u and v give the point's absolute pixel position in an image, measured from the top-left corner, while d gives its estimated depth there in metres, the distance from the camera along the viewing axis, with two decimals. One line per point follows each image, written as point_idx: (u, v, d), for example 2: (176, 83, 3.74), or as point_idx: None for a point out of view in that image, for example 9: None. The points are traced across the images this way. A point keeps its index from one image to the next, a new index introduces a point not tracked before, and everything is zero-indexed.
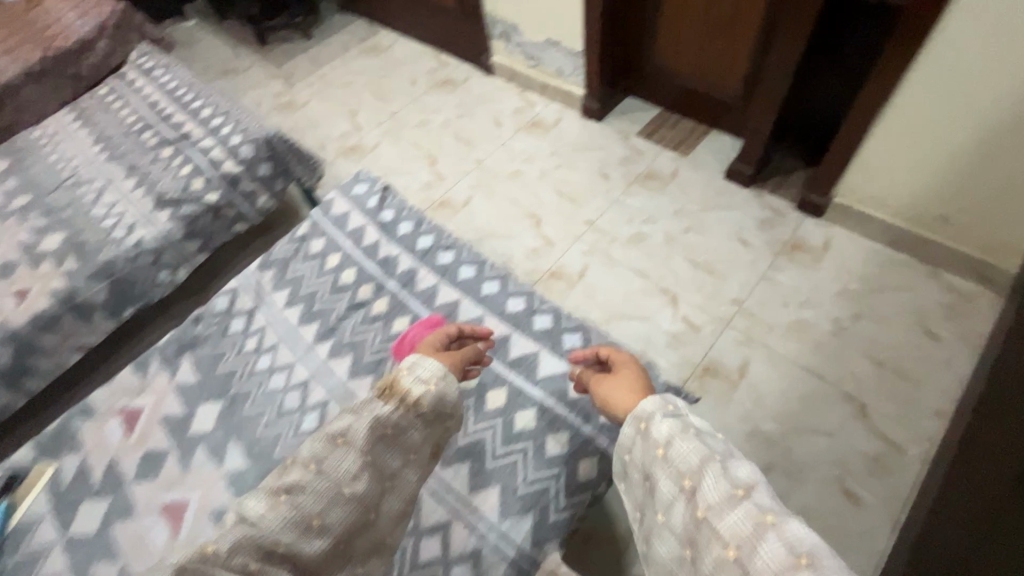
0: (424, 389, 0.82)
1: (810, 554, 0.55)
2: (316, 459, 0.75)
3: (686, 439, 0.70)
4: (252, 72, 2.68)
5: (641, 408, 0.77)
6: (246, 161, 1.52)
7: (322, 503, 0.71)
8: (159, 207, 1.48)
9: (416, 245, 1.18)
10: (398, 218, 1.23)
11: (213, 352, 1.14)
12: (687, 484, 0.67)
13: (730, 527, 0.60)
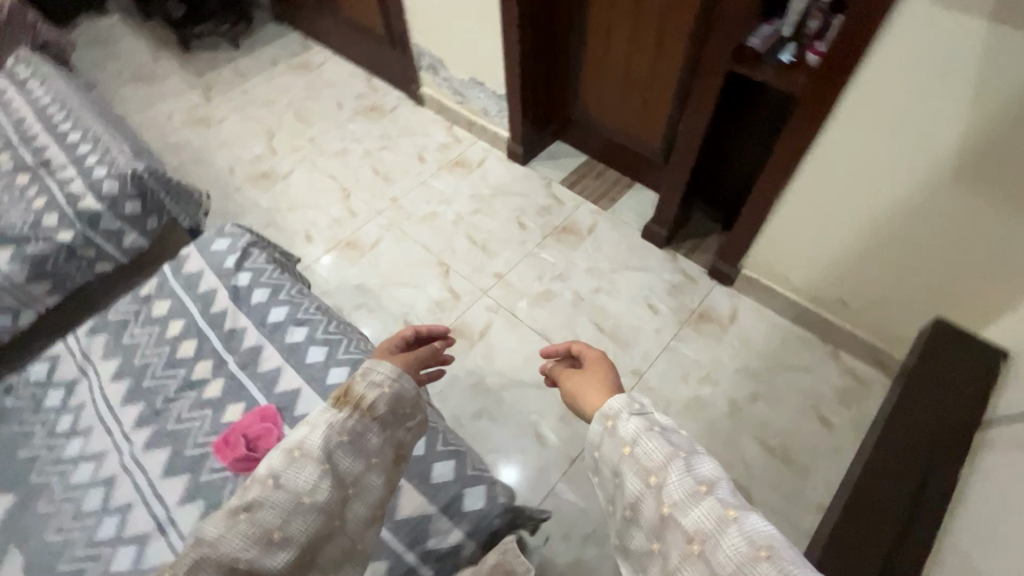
0: (379, 391, 0.81)
1: (770, 547, 0.54)
2: (274, 474, 0.72)
3: (653, 435, 0.64)
4: (168, 79, 2.50)
5: (607, 406, 0.70)
6: (108, 197, 1.38)
7: (284, 514, 0.69)
8: (2, 244, 1.31)
9: (267, 317, 1.07)
10: (254, 285, 1.12)
11: (17, 430, 0.99)
12: (651, 481, 0.62)
13: (695, 523, 0.57)
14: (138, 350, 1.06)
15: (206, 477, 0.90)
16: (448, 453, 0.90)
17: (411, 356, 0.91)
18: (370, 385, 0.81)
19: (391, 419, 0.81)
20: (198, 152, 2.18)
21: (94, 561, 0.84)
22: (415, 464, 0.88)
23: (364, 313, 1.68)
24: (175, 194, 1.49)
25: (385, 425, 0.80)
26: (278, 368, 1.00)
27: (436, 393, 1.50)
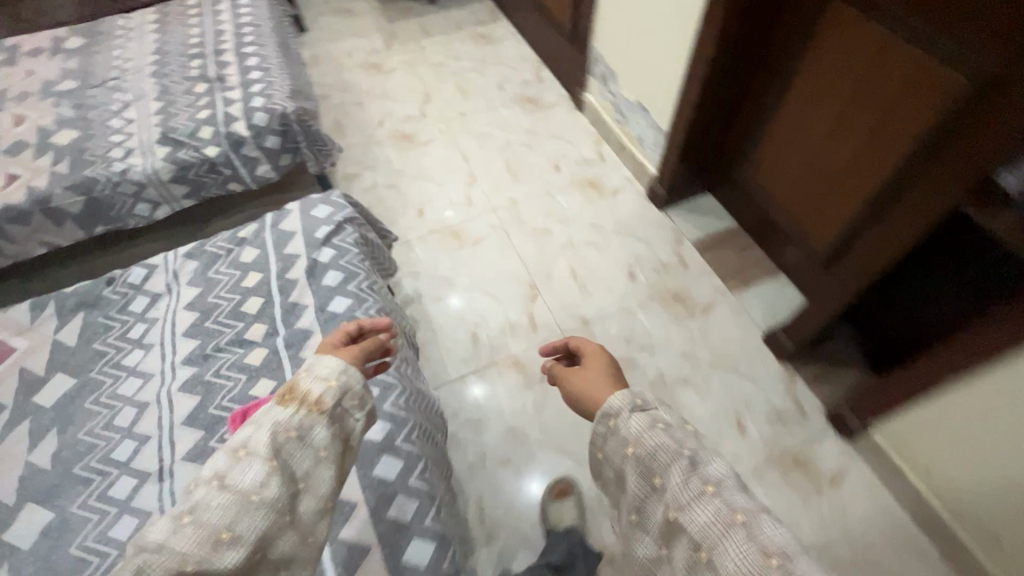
0: (325, 387, 0.76)
1: (782, 557, 0.49)
2: (220, 471, 0.66)
3: (655, 430, 0.61)
4: (363, 18, 2.62)
5: (609, 404, 0.67)
6: (255, 127, 1.45)
7: (229, 514, 0.63)
8: (163, 141, 1.45)
9: (327, 303, 1.04)
10: (331, 266, 1.10)
11: (102, 322, 1.09)
12: (655, 482, 0.59)
13: (701, 527, 0.53)
14: (215, 289, 1.10)
15: (214, 443, 0.91)
16: (432, 535, 0.81)
17: (357, 346, 0.86)
18: (315, 381, 0.76)
19: (338, 413, 0.76)
20: (360, 96, 2.26)
21: (101, 476, 0.90)
22: (394, 529, 0.81)
23: (440, 308, 1.63)
24: (312, 139, 1.54)
25: (334, 421, 0.76)
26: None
27: (474, 421, 1.42)
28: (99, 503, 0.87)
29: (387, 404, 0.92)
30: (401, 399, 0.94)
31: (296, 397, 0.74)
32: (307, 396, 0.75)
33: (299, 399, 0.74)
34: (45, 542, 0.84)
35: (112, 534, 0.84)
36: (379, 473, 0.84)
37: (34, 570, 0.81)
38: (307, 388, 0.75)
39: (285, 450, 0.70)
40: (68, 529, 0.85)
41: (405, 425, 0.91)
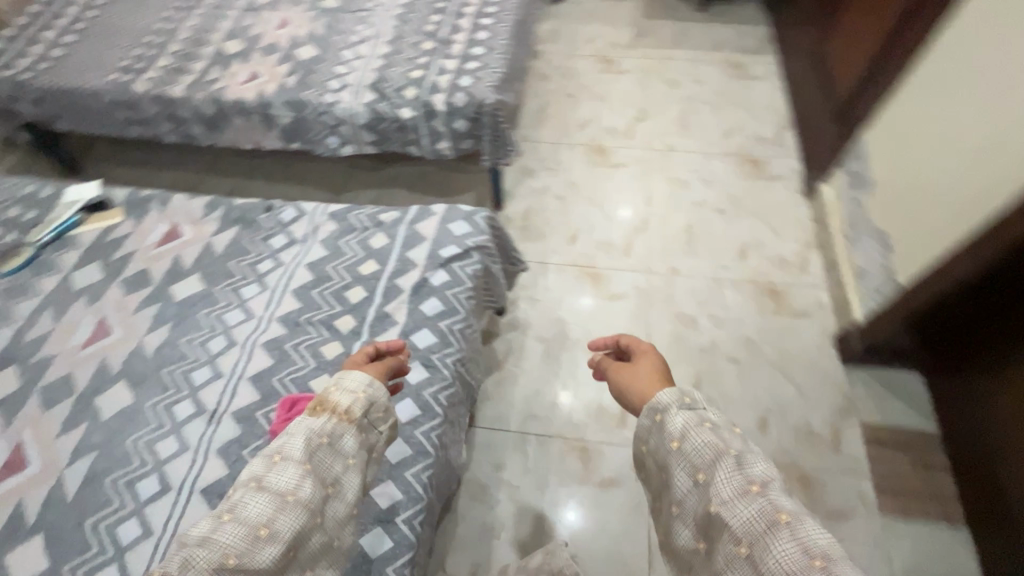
0: (354, 396, 0.77)
1: (825, 557, 0.51)
2: (257, 474, 0.68)
3: (703, 431, 0.62)
4: (621, 7, 2.44)
5: (657, 399, 0.67)
6: (451, 105, 1.43)
7: (268, 509, 0.65)
8: (373, 87, 1.51)
9: (413, 331, 0.99)
10: (436, 292, 1.04)
11: (245, 245, 1.19)
12: (699, 479, 0.60)
13: (746, 526, 0.55)
14: (336, 261, 1.12)
15: (260, 415, 0.94)
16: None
17: (383, 362, 0.86)
18: (344, 394, 0.77)
19: (365, 424, 0.78)
20: (578, 90, 2.14)
21: (175, 388, 0.99)
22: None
23: (540, 349, 1.52)
24: (498, 134, 1.48)
25: (360, 431, 0.77)
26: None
27: (511, 486, 1.31)
28: (161, 412, 0.96)
29: (409, 474, 0.86)
30: (425, 474, 0.86)
31: (325, 410, 0.75)
32: (339, 408, 0.75)
33: (330, 412, 0.75)
34: (115, 422, 0.96)
35: (156, 447, 0.93)
36: (364, 544, 0.80)
37: (98, 442, 0.94)
38: (339, 399, 0.76)
39: (315, 456, 0.71)
40: (133, 421, 0.96)
41: (413, 506, 0.83)
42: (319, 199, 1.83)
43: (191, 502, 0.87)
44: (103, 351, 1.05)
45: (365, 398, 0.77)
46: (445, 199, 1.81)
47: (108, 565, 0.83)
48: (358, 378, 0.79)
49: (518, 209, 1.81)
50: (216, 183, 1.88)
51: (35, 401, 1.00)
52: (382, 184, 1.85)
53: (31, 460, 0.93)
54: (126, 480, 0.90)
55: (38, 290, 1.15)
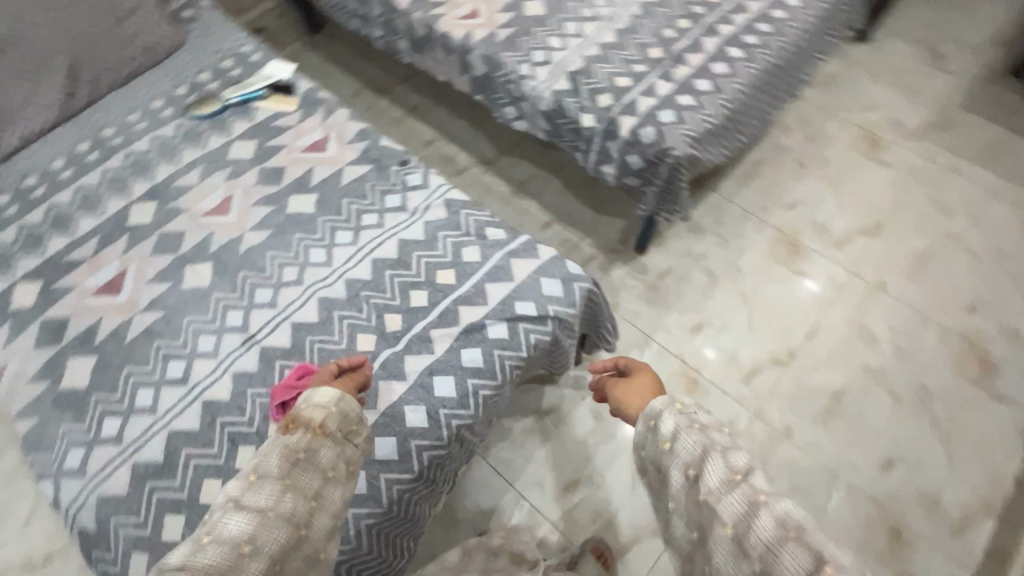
0: (326, 409, 0.70)
1: (797, 527, 0.57)
2: (233, 493, 0.61)
3: (693, 431, 0.69)
4: (932, 81, 1.87)
5: (652, 406, 0.74)
6: (634, 136, 1.23)
7: (248, 527, 0.58)
8: (571, 77, 1.35)
9: (438, 375, 0.91)
10: (485, 343, 0.93)
11: (363, 189, 1.19)
12: (690, 474, 0.66)
13: (731, 511, 0.61)
14: (423, 252, 1.07)
15: (279, 364, 0.96)
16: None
17: (347, 378, 0.81)
18: (315, 409, 0.71)
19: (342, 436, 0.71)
20: (813, 160, 1.73)
21: (240, 294, 1.06)
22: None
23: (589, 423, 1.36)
24: (668, 188, 1.27)
25: (339, 441, 0.70)
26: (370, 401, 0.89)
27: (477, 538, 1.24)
28: (220, 309, 1.04)
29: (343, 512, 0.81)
30: (363, 521, 0.81)
31: (297, 425, 0.68)
32: (310, 423, 0.69)
33: (302, 427, 0.68)
34: (187, 296, 1.07)
35: (199, 339, 1.01)
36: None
37: (167, 306, 1.06)
38: (312, 413, 0.70)
39: (294, 470, 0.64)
40: (198, 304, 1.06)
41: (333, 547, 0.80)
42: (478, 154, 1.78)
43: (190, 405, 0.94)
44: (214, 227, 1.16)
45: (335, 406, 0.71)
46: (591, 215, 1.64)
47: (117, 415, 0.95)
48: (325, 392, 0.73)
49: (659, 264, 1.57)
50: (405, 95, 1.92)
51: (151, 242, 1.14)
52: (541, 169, 1.73)
53: (122, 290, 1.09)
54: (167, 351, 1.00)
55: (204, 144, 1.28)
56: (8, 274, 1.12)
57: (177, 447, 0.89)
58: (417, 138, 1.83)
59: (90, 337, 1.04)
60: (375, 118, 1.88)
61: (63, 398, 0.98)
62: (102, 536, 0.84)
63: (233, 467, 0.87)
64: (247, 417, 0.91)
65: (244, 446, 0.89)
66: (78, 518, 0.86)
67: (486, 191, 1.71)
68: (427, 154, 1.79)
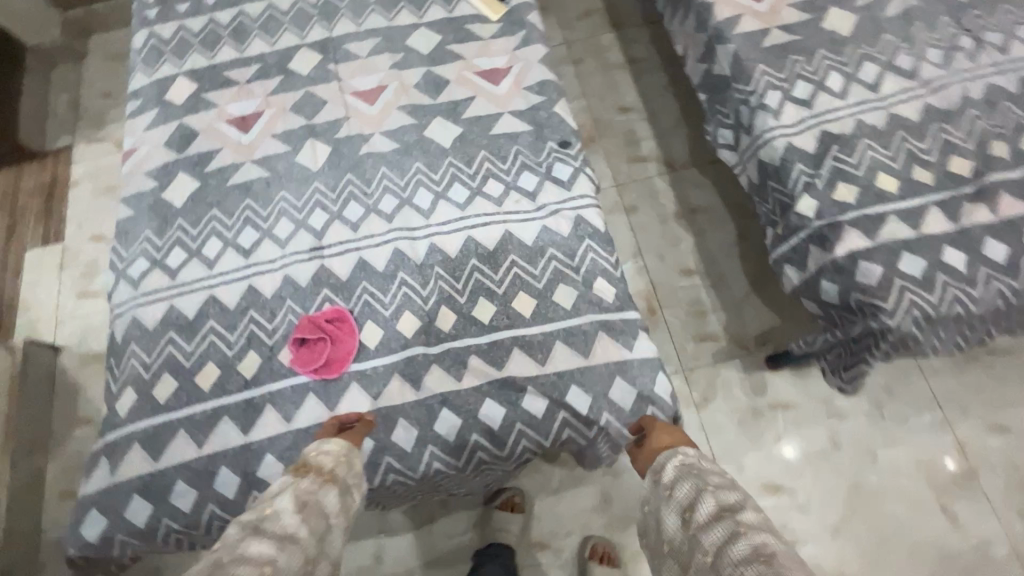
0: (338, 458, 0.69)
1: (771, 556, 0.54)
2: (251, 522, 0.58)
3: (691, 472, 0.69)
4: None
5: (661, 466, 0.72)
6: (849, 262, 0.90)
7: (270, 549, 0.55)
8: (822, 141, 1.00)
9: (447, 409, 0.81)
10: (515, 408, 0.81)
11: (507, 150, 1.02)
12: (682, 516, 0.66)
13: (714, 542, 0.59)
14: (519, 262, 0.91)
15: (324, 294, 0.91)
16: (144, 525, 0.78)
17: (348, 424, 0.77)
18: (324, 455, 0.70)
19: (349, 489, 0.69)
20: None
21: (335, 198, 1.00)
22: (159, 487, 0.79)
23: (591, 501, 1.18)
24: (847, 350, 0.96)
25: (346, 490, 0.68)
26: (377, 389, 0.83)
27: (426, 526, 1.18)
28: (311, 203, 1.00)
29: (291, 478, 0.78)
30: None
31: (308, 469, 0.67)
32: (320, 468, 0.67)
33: (312, 469, 0.67)
34: (294, 171, 1.04)
35: (280, 221, 0.99)
36: (219, 472, 0.79)
37: (275, 171, 1.04)
38: (322, 459, 0.69)
39: (313, 503, 0.62)
40: (299, 184, 1.02)
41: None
42: (666, 152, 1.48)
43: (239, 282, 0.94)
44: (353, 112, 1.08)
45: (344, 454, 0.71)
46: (742, 292, 1.33)
47: (185, 251, 0.98)
48: (334, 444, 0.72)
49: (782, 391, 1.25)
50: (631, 43, 1.62)
51: (296, 96, 1.10)
52: (723, 208, 1.41)
53: (250, 131, 1.08)
54: (251, 217, 1.00)
55: (393, 15, 1.16)
56: (176, 62, 1.15)
57: (208, 315, 0.91)
58: (614, 98, 1.56)
59: (204, 162, 1.06)
60: (586, 52, 1.62)
61: (158, 207, 1.03)
62: (121, 350, 0.90)
63: (235, 366, 0.86)
64: (271, 327, 0.89)
65: (254, 351, 0.87)
66: (117, 322, 0.93)
67: (648, 197, 1.44)
68: (613, 122, 1.53)
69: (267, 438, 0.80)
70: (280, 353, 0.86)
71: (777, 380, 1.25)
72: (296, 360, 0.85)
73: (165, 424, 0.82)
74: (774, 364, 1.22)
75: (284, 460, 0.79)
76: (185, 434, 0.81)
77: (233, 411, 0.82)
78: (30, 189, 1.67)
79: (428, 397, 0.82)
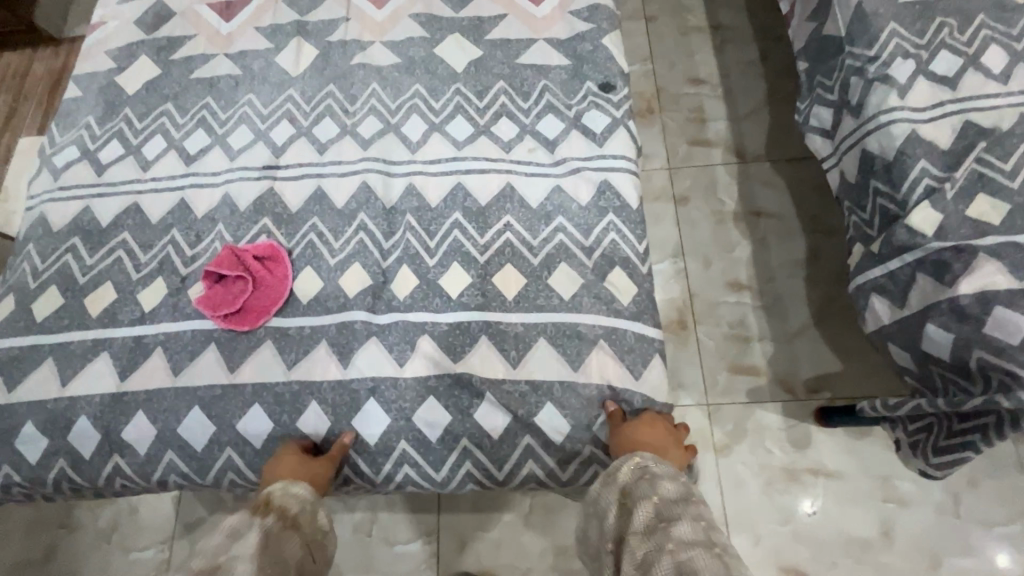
0: None
1: None
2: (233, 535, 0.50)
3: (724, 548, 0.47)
4: None
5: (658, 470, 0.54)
6: (976, 306, 0.64)
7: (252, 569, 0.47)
8: (961, 135, 0.72)
9: (378, 403, 0.62)
10: (464, 418, 0.61)
11: (532, 84, 0.78)
12: None
13: None
14: (515, 227, 0.69)
15: (262, 225, 0.71)
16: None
17: None
18: None
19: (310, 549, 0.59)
20: None
21: (309, 110, 0.79)
22: (8, 426, 0.63)
23: (563, 540, 0.92)
24: (945, 426, 0.71)
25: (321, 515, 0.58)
26: (294, 356, 0.64)
27: (366, 525, 0.94)
28: (277, 112, 0.80)
29: (165, 444, 0.62)
30: (173, 475, 0.62)
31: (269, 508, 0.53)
32: (283, 511, 0.53)
33: None
34: (269, 73, 0.83)
35: (236, 129, 0.79)
36: (77, 421, 0.63)
37: (246, 69, 0.84)
38: None
39: None
40: (271, 89, 0.82)
41: (128, 471, 0.62)
42: (738, 139, 1.21)
43: (170, 193, 0.75)
44: (354, 13, 0.85)
45: None
46: (801, 323, 1.06)
47: (123, 146, 0.80)
48: None
49: (829, 455, 0.98)
50: (721, 5, 1.34)
51: None
52: (796, 217, 1.13)
53: (232, 21, 0.87)
54: (204, 118, 0.81)
55: None
56: None
57: (119, 227, 0.73)
58: (687, 66, 1.29)
59: (171, 48, 0.86)
60: (664, 7, 1.35)
61: (108, 91, 0.85)
62: (18, 251, 0.74)
63: (135, 293, 0.68)
64: (191, 254, 0.70)
65: (161, 279, 0.69)
66: (26, 218, 0.77)
67: (704, 189, 1.17)
68: (680, 93, 1.26)
69: (146, 391, 0.63)
70: (190, 287, 0.68)
71: (824, 441, 0.98)
72: (203, 299, 0.66)
73: (34, 347, 0.66)
74: (825, 418, 0.97)
75: (157, 424, 0.62)
76: (53, 365, 0.65)
77: (116, 347, 0.65)
78: (38, 75, 1.50)
79: (357, 382, 0.63)
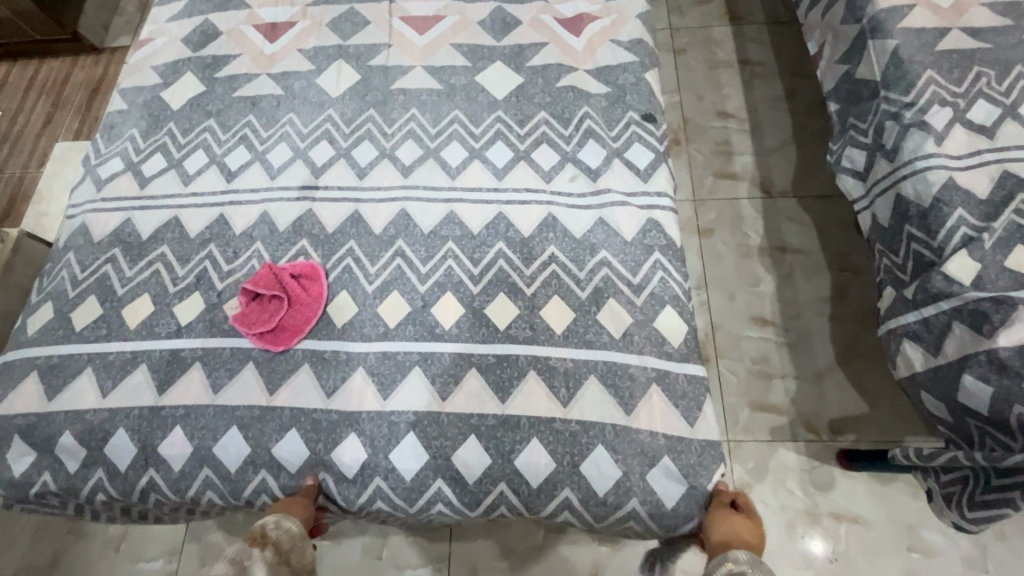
0: None
1: None
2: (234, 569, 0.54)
3: None
4: None
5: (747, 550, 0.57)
6: (1016, 358, 0.63)
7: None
8: (999, 184, 0.72)
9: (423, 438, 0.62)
10: (507, 461, 0.61)
11: (569, 115, 0.79)
12: None
13: None
14: (559, 258, 0.70)
15: (301, 246, 0.72)
16: (20, 476, 0.64)
17: None
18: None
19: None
20: None
21: (348, 132, 0.81)
22: (44, 435, 0.64)
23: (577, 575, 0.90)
24: (981, 481, 0.70)
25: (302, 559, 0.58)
26: (309, 374, 0.65)
27: (376, 548, 0.93)
28: (317, 133, 0.81)
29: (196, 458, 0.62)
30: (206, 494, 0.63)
31: (266, 542, 0.55)
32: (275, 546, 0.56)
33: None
34: (311, 94, 0.84)
35: (277, 146, 0.81)
36: (109, 432, 0.63)
37: (289, 89, 0.85)
38: None
39: None
40: (312, 109, 0.83)
41: (163, 486, 0.63)
42: (764, 173, 1.21)
43: (210, 208, 0.76)
44: (396, 38, 0.87)
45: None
46: (825, 362, 1.05)
47: (166, 160, 0.81)
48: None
49: (851, 500, 0.96)
50: (749, 40, 1.35)
51: (338, 10, 0.91)
52: (821, 254, 1.13)
53: (276, 42, 0.89)
54: (245, 136, 0.82)
55: None
56: None
57: (158, 240, 0.74)
58: (714, 100, 1.30)
59: (215, 67, 0.89)
60: (693, 41, 1.37)
61: (153, 106, 0.87)
62: (59, 259, 0.75)
63: (172, 306, 0.69)
64: (226, 269, 0.71)
65: (197, 294, 0.70)
66: (67, 228, 0.78)
67: (729, 221, 1.18)
68: (706, 126, 1.27)
69: (182, 406, 0.64)
70: (227, 302, 0.69)
71: (847, 483, 0.96)
72: (240, 316, 0.67)
73: (74, 357, 0.67)
74: (848, 461, 0.95)
75: (193, 441, 0.63)
76: (89, 374, 0.66)
77: (153, 360, 0.66)
78: (78, 83, 1.54)
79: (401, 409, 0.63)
